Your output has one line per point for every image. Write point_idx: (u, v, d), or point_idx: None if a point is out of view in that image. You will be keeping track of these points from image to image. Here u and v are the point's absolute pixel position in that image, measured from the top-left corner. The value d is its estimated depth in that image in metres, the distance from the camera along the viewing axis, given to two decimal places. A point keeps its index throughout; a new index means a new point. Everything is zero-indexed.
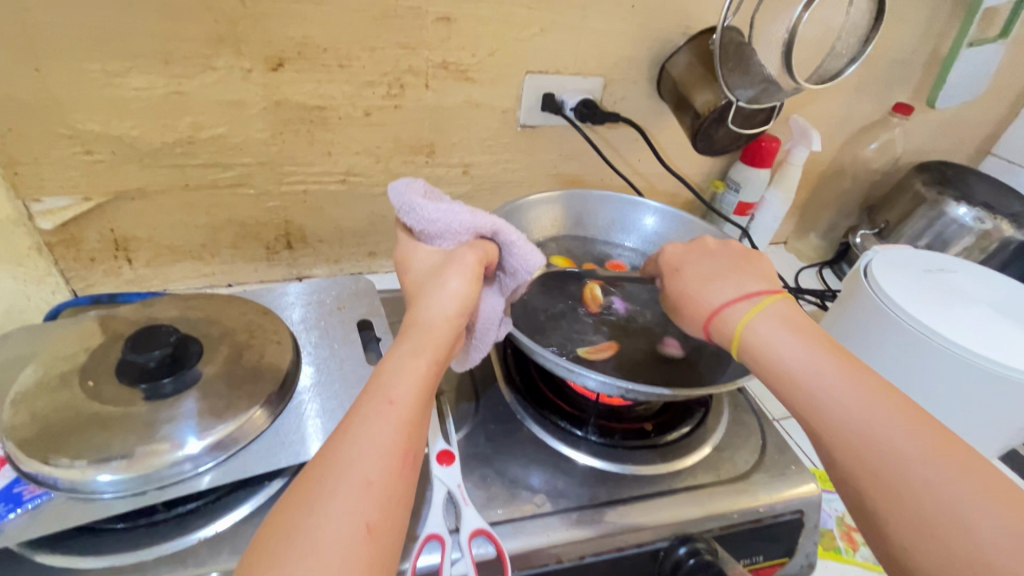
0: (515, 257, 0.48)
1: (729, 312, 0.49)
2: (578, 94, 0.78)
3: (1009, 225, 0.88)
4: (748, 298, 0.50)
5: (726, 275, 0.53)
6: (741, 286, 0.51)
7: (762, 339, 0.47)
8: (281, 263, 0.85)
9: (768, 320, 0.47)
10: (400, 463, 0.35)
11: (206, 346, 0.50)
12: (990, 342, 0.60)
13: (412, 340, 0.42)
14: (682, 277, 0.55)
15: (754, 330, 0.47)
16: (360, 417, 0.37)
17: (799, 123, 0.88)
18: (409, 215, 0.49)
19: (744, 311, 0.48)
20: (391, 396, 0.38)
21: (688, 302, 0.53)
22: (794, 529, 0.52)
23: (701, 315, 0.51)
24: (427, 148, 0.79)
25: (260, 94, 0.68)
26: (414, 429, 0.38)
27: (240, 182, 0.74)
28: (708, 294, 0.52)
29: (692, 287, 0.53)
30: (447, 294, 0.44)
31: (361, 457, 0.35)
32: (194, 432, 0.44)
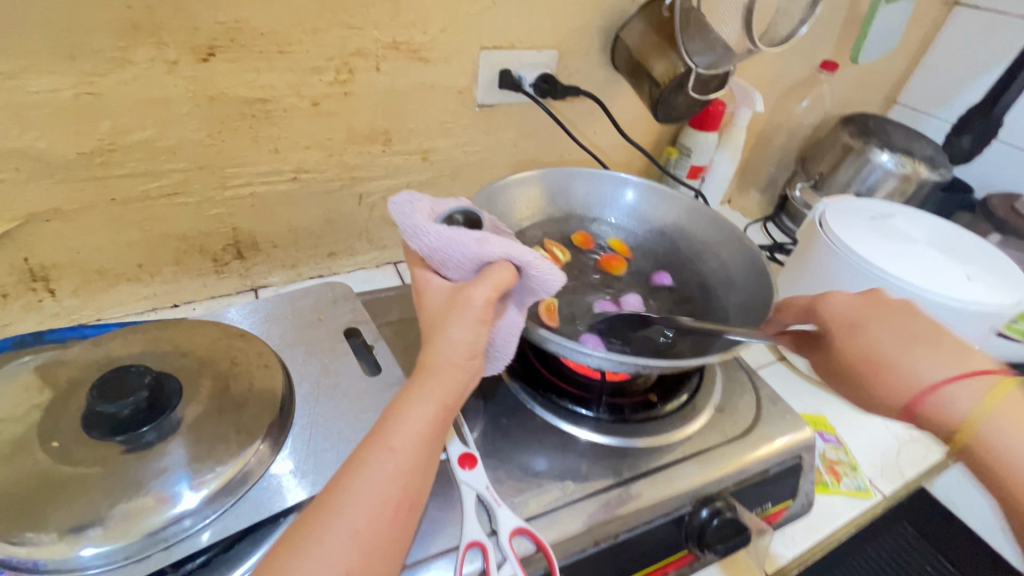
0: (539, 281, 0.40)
1: (949, 396, 0.37)
2: (535, 69, 0.76)
3: (925, 167, 0.96)
4: (977, 382, 0.37)
5: (931, 338, 0.39)
6: (962, 359, 0.38)
7: (1007, 444, 0.36)
8: (232, 274, 0.77)
9: (1012, 417, 0.36)
10: (392, 514, 0.34)
11: (186, 382, 0.45)
12: (936, 277, 0.65)
13: (420, 384, 0.38)
14: (873, 333, 0.41)
15: (992, 429, 0.36)
16: (360, 463, 0.35)
17: (740, 84, 0.92)
18: (415, 241, 0.41)
19: (982, 402, 0.36)
20: (392, 443, 0.36)
21: (876, 374, 0.40)
22: (794, 473, 0.56)
23: (903, 395, 0.38)
24: (383, 136, 0.74)
25: (191, 88, 0.60)
26: (413, 478, 0.36)
27: (176, 190, 0.66)
28: (914, 364, 0.39)
29: (883, 348, 0.40)
30: (461, 337, 0.38)
31: (356, 507, 0.33)
32: (187, 483, 0.39)
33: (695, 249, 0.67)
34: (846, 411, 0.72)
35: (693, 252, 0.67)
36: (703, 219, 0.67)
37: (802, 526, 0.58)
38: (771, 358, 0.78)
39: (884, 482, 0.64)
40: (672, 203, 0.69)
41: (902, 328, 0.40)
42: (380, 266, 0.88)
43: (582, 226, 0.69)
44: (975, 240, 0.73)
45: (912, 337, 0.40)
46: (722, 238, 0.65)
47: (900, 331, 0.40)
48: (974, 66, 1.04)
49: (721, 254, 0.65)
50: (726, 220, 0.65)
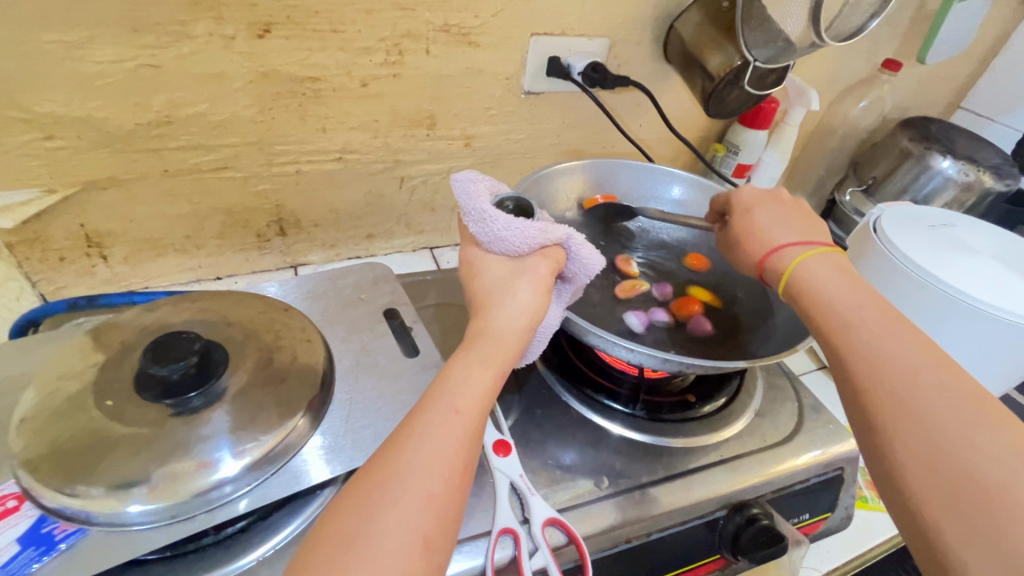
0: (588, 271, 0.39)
1: (781, 251, 0.50)
2: (584, 57, 0.75)
3: (989, 177, 0.91)
4: (807, 246, 0.49)
5: (798, 224, 0.52)
6: (811, 237, 0.50)
7: (810, 276, 0.46)
8: (273, 250, 0.79)
9: (823, 261, 0.47)
10: (463, 478, 0.29)
11: (231, 352, 0.46)
12: (999, 291, 0.61)
13: (479, 347, 0.34)
14: (754, 215, 0.54)
15: (804, 269, 0.47)
16: (422, 425, 0.30)
17: (796, 81, 0.88)
18: (479, 221, 0.37)
19: (799, 252, 0.48)
20: (457, 404, 0.31)
21: (747, 240, 0.53)
22: (835, 485, 0.54)
23: (755, 252, 0.52)
24: (428, 120, 0.74)
25: (245, 64, 0.61)
26: (480, 441, 0.31)
27: (225, 165, 0.68)
28: (771, 234, 0.52)
29: (757, 224, 0.53)
30: (517, 307, 0.36)
31: (424, 468, 0.28)
32: (228, 450, 0.40)
33: None
34: None
35: None
36: None
37: (838, 540, 0.56)
38: (812, 366, 0.75)
39: None
40: None
41: (784, 216, 0.53)
42: (416, 251, 0.89)
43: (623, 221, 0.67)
44: None
45: (784, 221, 0.53)
46: None
47: (778, 217, 0.53)
48: None
49: None
50: None
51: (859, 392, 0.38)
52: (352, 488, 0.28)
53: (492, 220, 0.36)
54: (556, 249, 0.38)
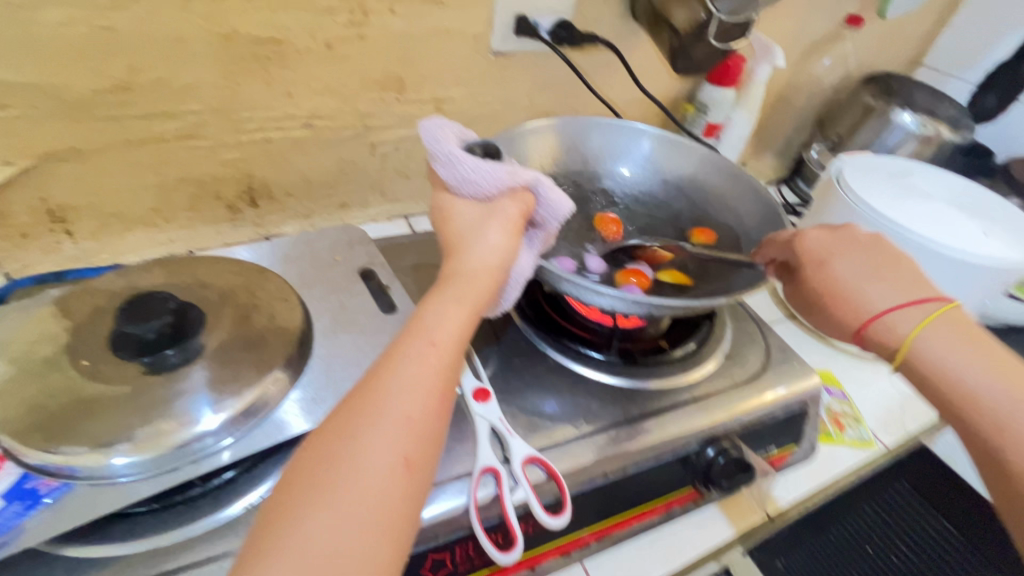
0: (555, 211, 0.40)
1: (892, 323, 0.44)
2: (551, 15, 0.74)
3: (947, 129, 0.95)
4: (915, 307, 0.44)
5: (890, 274, 0.46)
6: (913, 292, 0.45)
7: (937, 360, 0.42)
8: (246, 222, 0.78)
9: (947, 333, 0.42)
10: (440, 404, 0.32)
11: (209, 312, 0.46)
12: (953, 232, 0.64)
13: (453, 285, 0.35)
14: (838, 265, 0.48)
15: (926, 346, 0.42)
16: (400, 358, 0.33)
17: (760, 38, 0.90)
18: (445, 167, 0.37)
19: (915, 324, 0.43)
20: (434, 336, 0.34)
21: (834, 304, 0.47)
22: (799, 419, 0.57)
23: (853, 320, 0.46)
24: (397, 83, 0.73)
25: (205, 26, 0.59)
26: (456, 372, 0.34)
27: (190, 134, 0.66)
28: (868, 294, 0.46)
29: (844, 278, 0.47)
30: (489, 248, 0.37)
31: (404, 394, 0.31)
32: (208, 406, 0.40)
33: (709, 201, 0.67)
34: (852, 367, 0.73)
35: (707, 205, 0.67)
36: (719, 170, 0.67)
37: (805, 471, 0.59)
38: (781, 316, 0.78)
39: (887, 435, 0.65)
40: (688, 154, 0.68)
41: (870, 260, 0.47)
42: (392, 220, 0.89)
43: (594, 179, 0.68)
44: (995, 198, 0.72)
45: (874, 270, 0.47)
46: (737, 189, 0.65)
47: (865, 264, 0.47)
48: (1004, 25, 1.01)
49: (736, 206, 0.65)
50: (742, 170, 0.65)
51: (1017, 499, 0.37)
52: (339, 410, 0.31)
53: (461, 162, 0.36)
54: (524, 192, 0.39)
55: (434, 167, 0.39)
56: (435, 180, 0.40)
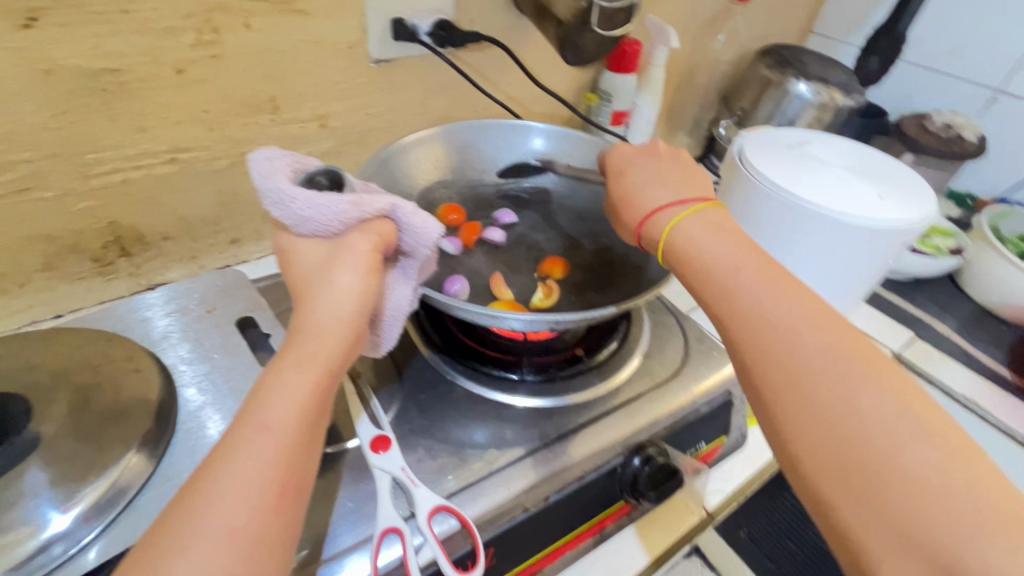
0: (418, 236, 0.36)
1: (660, 216, 0.45)
2: (430, 16, 0.70)
3: (840, 94, 0.95)
4: (684, 205, 0.45)
5: (673, 181, 0.48)
6: (682, 195, 0.46)
7: (694, 243, 0.43)
8: (121, 274, 0.70)
9: (703, 226, 0.43)
10: (278, 501, 0.28)
11: (38, 400, 0.39)
12: (851, 198, 0.64)
13: (294, 351, 0.31)
14: (630, 176, 0.50)
15: (685, 235, 0.43)
16: (227, 450, 0.28)
17: (655, 20, 0.87)
18: (278, 208, 0.33)
19: (678, 215, 0.44)
20: (266, 420, 0.29)
21: (624, 205, 0.49)
22: (725, 409, 0.56)
23: (637, 219, 0.47)
24: (269, 103, 0.67)
25: (17, 62, 0.51)
26: (299, 456, 0.29)
27: (29, 185, 0.58)
28: (647, 195, 0.47)
29: (636, 184, 0.49)
30: (338, 297, 0.33)
31: (225, 499, 0.27)
32: (54, 507, 0.35)
33: None
34: None
35: None
36: None
37: (738, 459, 0.58)
38: None
39: None
40: (585, 147, 0.64)
41: (659, 172, 0.50)
42: None
43: (496, 184, 0.65)
44: (888, 159, 0.73)
45: (659, 180, 0.48)
46: None
47: (653, 175, 0.49)
48: None
49: None
50: None
51: (753, 371, 0.38)
52: (147, 533, 0.26)
53: (292, 199, 0.32)
54: (380, 222, 0.35)
55: (270, 209, 0.34)
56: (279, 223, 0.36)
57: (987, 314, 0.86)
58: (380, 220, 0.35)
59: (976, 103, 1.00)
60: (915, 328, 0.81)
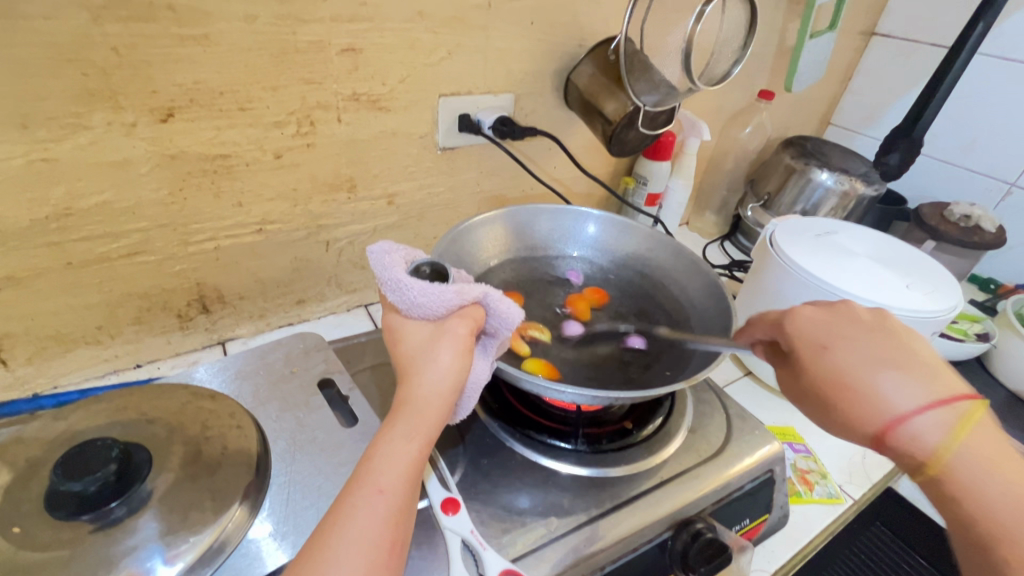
0: (503, 320, 0.41)
1: (914, 425, 0.37)
2: (492, 112, 0.79)
3: (861, 184, 1.02)
4: (947, 409, 0.36)
5: (907, 363, 0.39)
6: (929, 388, 0.38)
7: (975, 475, 0.35)
8: (198, 329, 0.76)
9: (980, 447, 0.35)
10: (389, 557, 0.32)
11: (156, 451, 0.44)
12: (878, 287, 0.68)
13: (401, 422, 0.37)
14: (845, 357, 0.41)
15: (959, 463, 0.35)
16: (348, 509, 0.33)
17: (687, 115, 0.97)
18: (394, 293, 0.39)
19: (948, 434, 0.35)
20: (380, 484, 0.34)
21: (847, 398, 0.40)
22: (767, 487, 0.58)
23: (876, 421, 0.38)
24: (347, 183, 0.75)
25: (150, 149, 0.60)
26: (404, 517, 0.34)
27: (137, 250, 0.65)
28: (881, 390, 0.39)
29: (857, 371, 0.40)
30: (439, 371, 0.38)
31: (349, 554, 0.31)
32: (161, 557, 0.39)
33: (658, 277, 0.70)
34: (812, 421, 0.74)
35: (656, 280, 0.70)
36: (661, 246, 0.71)
37: (780, 537, 0.59)
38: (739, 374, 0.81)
39: (853, 487, 0.66)
40: (632, 234, 0.72)
41: (877, 347, 0.41)
42: (351, 310, 0.88)
43: (548, 261, 0.72)
44: (913, 251, 0.78)
45: (883, 360, 0.40)
46: (680, 264, 0.69)
47: (872, 352, 0.41)
48: (896, 89, 1.13)
49: (682, 279, 0.68)
50: (684, 247, 0.69)
51: None
52: None
53: (407, 287, 0.38)
54: (474, 308, 0.41)
55: (383, 292, 0.40)
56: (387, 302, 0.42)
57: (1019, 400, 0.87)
58: (473, 306, 0.41)
59: (991, 196, 1.06)
60: None
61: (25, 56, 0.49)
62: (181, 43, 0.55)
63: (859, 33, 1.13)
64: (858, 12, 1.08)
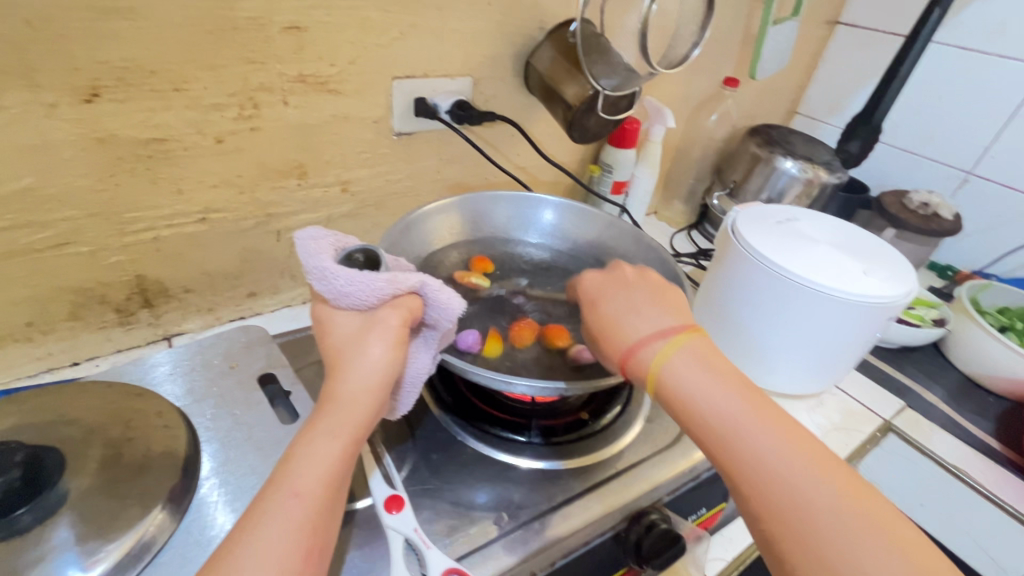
0: (440, 310, 0.39)
1: (645, 350, 0.47)
2: (449, 96, 0.76)
3: (824, 172, 1.03)
4: (667, 335, 0.47)
5: (646, 307, 0.50)
6: (661, 325, 0.48)
7: (683, 382, 0.44)
8: (140, 324, 0.72)
9: (690, 360, 0.45)
10: (305, 564, 0.30)
11: (73, 453, 0.41)
12: (836, 274, 0.69)
13: (325, 419, 0.35)
14: (609, 305, 0.51)
15: (672, 373, 0.45)
16: (261, 513, 0.31)
17: (652, 102, 0.96)
18: (321, 283, 0.37)
19: (661, 349, 0.46)
20: (297, 487, 0.32)
21: (607, 336, 0.50)
22: (724, 475, 0.58)
23: (622, 350, 0.48)
24: (297, 170, 0.72)
25: (75, 131, 0.55)
26: (324, 521, 0.32)
27: (66, 241, 0.61)
28: (627, 328, 0.49)
29: (619, 314, 0.50)
30: (368, 365, 0.36)
31: (259, 562, 0.29)
32: (76, 565, 0.36)
33: (617, 265, 0.69)
34: None
35: None
36: (620, 233, 0.69)
37: (737, 524, 0.60)
38: None
39: None
40: (591, 221, 0.71)
41: (630, 296, 0.51)
42: (307, 302, 0.85)
43: (506, 249, 0.70)
44: (870, 237, 0.79)
45: (635, 307, 0.50)
46: (640, 251, 0.68)
47: (628, 300, 0.51)
48: (859, 77, 1.14)
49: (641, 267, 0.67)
50: (643, 234, 0.68)
51: (749, 501, 0.40)
52: None
53: (335, 276, 0.36)
54: (410, 298, 0.39)
55: (311, 282, 0.38)
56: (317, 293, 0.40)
57: (973, 384, 0.89)
58: (409, 296, 0.39)
59: (949, 183, 1.07)
60: (905, 396, 0.84)
61: None
62: (103, 17, 0.51)
63: (823, 22, 1.13)
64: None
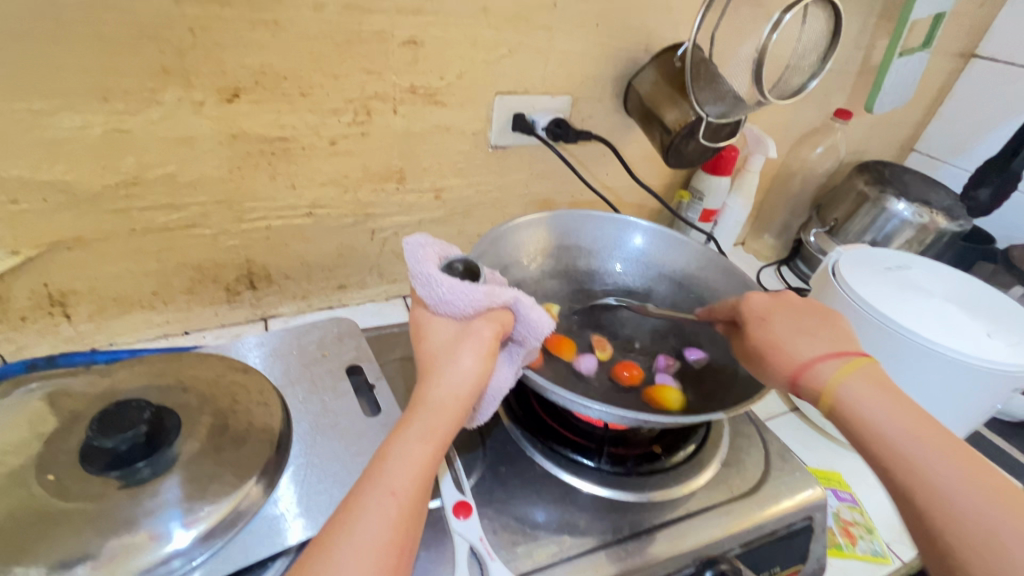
0: (527, 326, 0.41)
1: (818, 369, 0.46)
2: (548, 113, 0.77)
3: (943, 218, 0.94)
4: (841, 358, 0.46)
5: (820, 330, 0.49)
6: (837, 344, 0.47)
7: (865, 409, 0.43)
8: (243, 304, 0.78)
9: (870, 387, 0.43)
10: (396, 562, 0.32)
11: (186, 418, 0.46)
12: (950, 331, 0.62)
13: (418, 421, 0.37)
14: (770, 321, 0.51)
15: (852, 394, 0.44)
16: (358, 509, 0.33)
17: (754, 130, 0.92)
18: (424, 289, 0.40)
19: (839, 369, 0.45)
20: (393, 486, 0.34)
21: (766, 353, 0.50)
22: (804, 535, 0.54)
23: (786, 368, 0.48)
24: (397, 174, 0.75)
25: (215, 127, 0.61)
26: (414, 522, 0.34)
27: (195, 223, 0.67)
28: (795, 345, 0.49)
29: (774, 334, 0.50)
30: (460, 374, 0.38)
31: (356, 554, 0.31)
32: (179, 522, 0.40)
33: (704, 297, 0.67)
34: (862, 468, 0.68)
35: (702, 300, 0.67)
36: (713, 266, 0.67)
37: None
38: (784, 409, 0.75)
39: (902, 547, 0.60)
40: (681, 249, 0.69)
41: (801, 320, 0.50)
42: (389, 300, 0.89)
43: (590, 268, 0.70)
44: (991, 291, 0.71)
45: (802, 328, 0.50)
46: (731, 286, 0.66)
47: (796, 323, 0.50)
48: (994, 116, 1.03)
49: None
50: (737, 268, 0.66)
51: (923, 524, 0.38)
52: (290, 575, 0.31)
53: (438, 285, 0.39)
54: (502, 312, 0.40)
55: (413, 285, 0.41)
56: (415, 297, 0.43)
57: None
58: (502, 310, 0.41)
59: None
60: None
61: (111, 30, 0.52)
62: (252, 27, 0.57)
63: (956, 54, 1.03)
64: (957, 30, 0.99)
